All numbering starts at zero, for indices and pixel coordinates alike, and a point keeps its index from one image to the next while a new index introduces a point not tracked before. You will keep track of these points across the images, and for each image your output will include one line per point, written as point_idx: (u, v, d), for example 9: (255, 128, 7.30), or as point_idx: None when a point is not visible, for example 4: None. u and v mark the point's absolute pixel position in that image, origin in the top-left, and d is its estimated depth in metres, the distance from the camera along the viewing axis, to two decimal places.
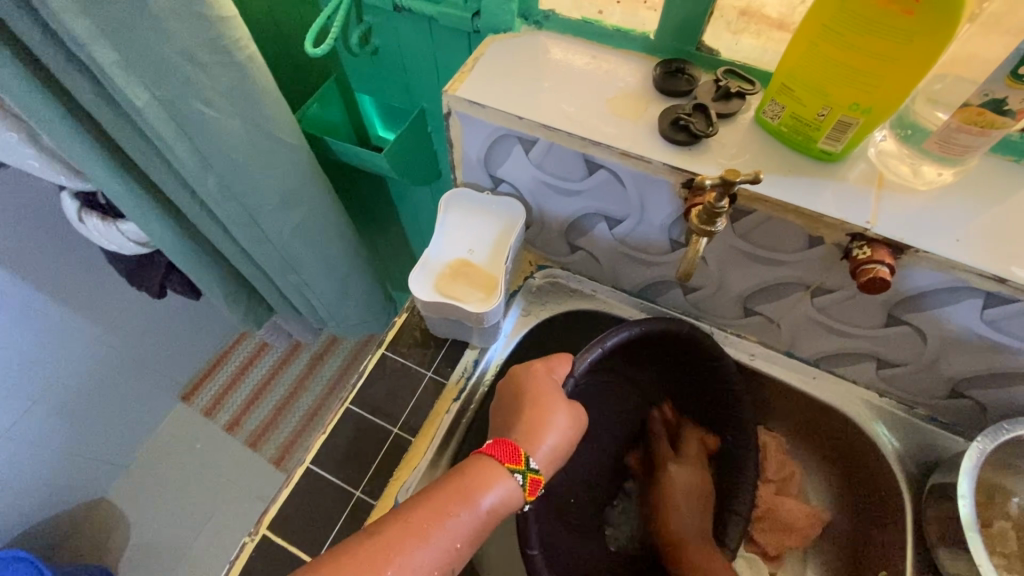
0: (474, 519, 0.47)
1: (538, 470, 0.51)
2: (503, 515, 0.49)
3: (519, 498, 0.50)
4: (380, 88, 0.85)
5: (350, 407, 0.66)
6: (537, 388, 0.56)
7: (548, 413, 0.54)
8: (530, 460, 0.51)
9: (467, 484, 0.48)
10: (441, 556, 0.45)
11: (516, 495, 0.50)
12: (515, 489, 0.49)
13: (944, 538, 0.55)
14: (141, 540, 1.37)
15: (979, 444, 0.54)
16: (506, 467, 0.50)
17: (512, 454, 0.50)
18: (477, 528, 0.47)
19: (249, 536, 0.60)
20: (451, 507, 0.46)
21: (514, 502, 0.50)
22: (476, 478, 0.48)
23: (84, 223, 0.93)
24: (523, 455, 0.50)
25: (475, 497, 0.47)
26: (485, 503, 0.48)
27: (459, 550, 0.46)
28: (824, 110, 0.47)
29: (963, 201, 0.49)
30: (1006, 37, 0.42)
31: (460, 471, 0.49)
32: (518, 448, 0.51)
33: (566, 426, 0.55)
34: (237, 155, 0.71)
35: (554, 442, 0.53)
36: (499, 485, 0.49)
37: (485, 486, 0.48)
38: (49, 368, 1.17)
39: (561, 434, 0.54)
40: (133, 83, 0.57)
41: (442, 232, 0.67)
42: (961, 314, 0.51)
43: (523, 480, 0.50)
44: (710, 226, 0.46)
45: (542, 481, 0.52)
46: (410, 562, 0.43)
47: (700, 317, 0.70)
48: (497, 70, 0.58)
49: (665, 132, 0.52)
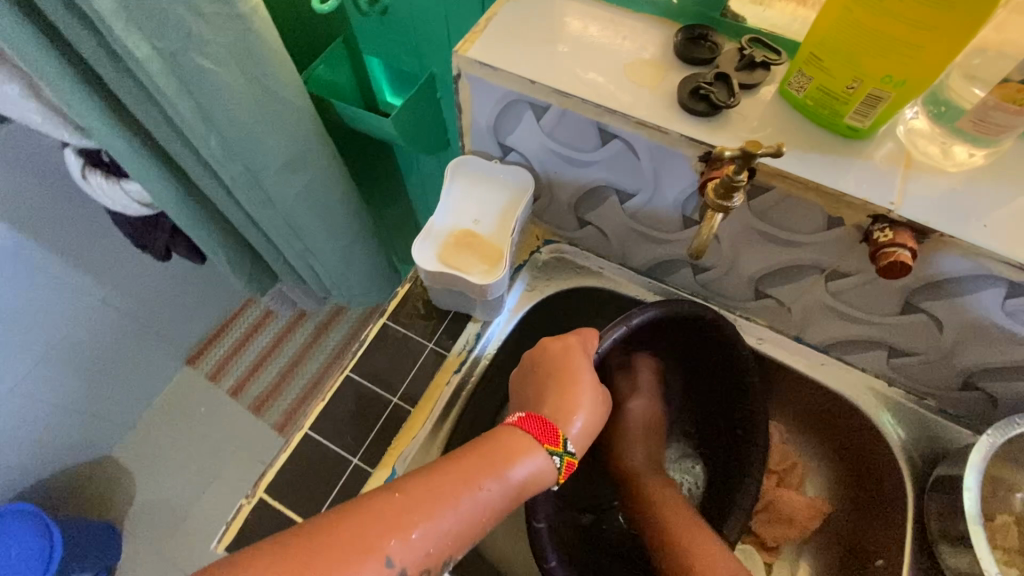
0: (503, 489, 0.46)
1: (573, 453, 0.51)
2: (532, 492, 0.48)
3: (551, 479, 0.50)
4: (390, 51, 0.83)
5: (350, 375, 0.65)
6: (551, 358, 0.56)
7: (585, 394, 0.54)
8: (568, 443, 0.51)
9: (500, 455, 0.47)
10: (467, 523, 0.44)
11: (547, 475, 0.49)
12: (551, 472, 0.49)
13: (945, 534, 0.54)
14: (146, 499, 1.40)
15: (988, 437, 0.53)
16: (544, 447, 0.49)
17: (552, 436, 0.50)
18: (503, 502, 0.46)
19: (246, 499, 0.60)
20: (482, 479, 0.45)
21: (543, 481, 0.49)
22: (511, 448, 0.48)
23: (87, 181, 0.91)
24: (561, 437, 0.51)
25: (505, 470, 0.46)
26: (515, 477, 0.47)
27: (484, 522, 0.45)
28: (854, 83, 0.44)
29: (996, 185, 0.46)
30: None
31: (493, 441, 0.48)
32: (555, 429, 0.51)
33: (602, 407, 0.56)
34: (241, 114, 0.69)
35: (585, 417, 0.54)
36: (533, 458, 0.48)
37: (517, 458, 0.47)
38: (54, 326, 1.18)
39: (597, 414, 0.55)
40: (132, 32, 0.55)
41: (448, 200, 0.65)
42: (983, 305, 0.49)
43: (560, 463, 0.50)
44: (727, 201, 0.44)
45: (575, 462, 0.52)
46: (435, 528, 0.42)
47: (709, 299, 0.68)
48: (511, 31, 0.55)
49: (684, 102, 0.50)
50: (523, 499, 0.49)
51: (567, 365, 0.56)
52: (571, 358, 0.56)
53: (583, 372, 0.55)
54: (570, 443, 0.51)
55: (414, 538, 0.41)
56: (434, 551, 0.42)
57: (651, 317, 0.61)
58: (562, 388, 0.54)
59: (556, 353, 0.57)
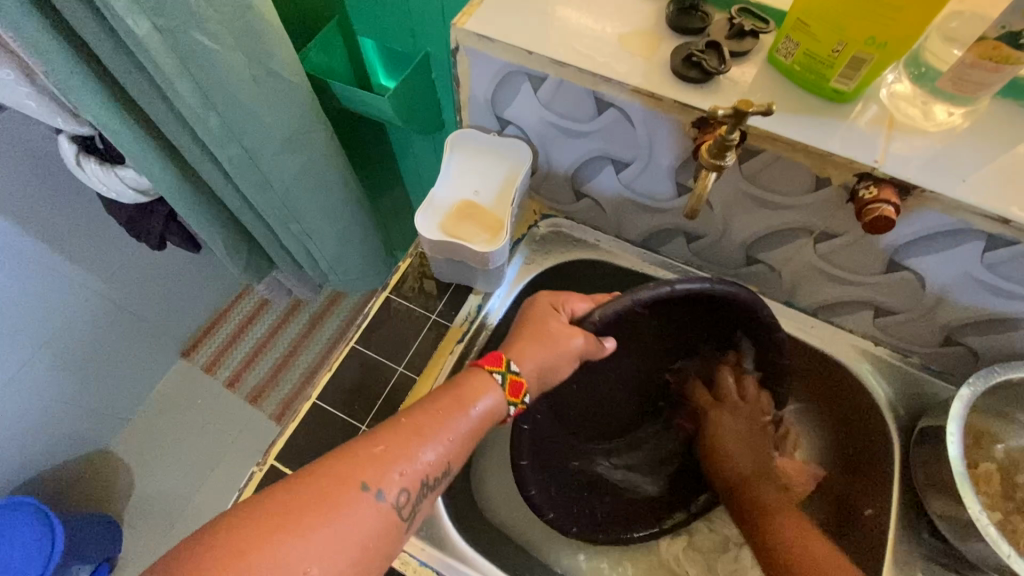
0: (461, 427, 0.48)
1: (519, 372, 0.52)
2: (489, 424, 0.50)
3: (502, 401, 0.51)
4: (385, 32, 0.83)
5: (355, 347, 0.67)
6: (521, 316, 0.57)
7: (558, 341, 0.54)
8: (511, 362, 0.52)
9: (451, 402, 0.48)
10: (435, 465, 0.46)
11: (500, 398, 0.51)
12: (498, 392, 0.50)
13: (930, 481, 0.57)
14: (147, 490, 1.41)
15: (970, 387, 0.55)
16: (485, 369, 0.51)
17: (494, 359, 0.52)
18: (467, 430, 0.48)
19: (257, 467, 0.61)
20: (444, 413, 0.47)
21: (498, 413, 0.51)
22: (462, 391, 0.49)
23: (83, 168, 0.91)
24: (503, 357, 0.52)
25: (465, 403, 0.49)
26: (474, 409, 0.49)
27: (454, 450, 0.47)
28: (839, 46, 0.46)
29: (973, 143, 0.49)
30: None
31: (443, 390, 0.50)
32: (499, 354, 0.52)
33: (573, 358, 0.55)
34: (239, 93, 0.70)
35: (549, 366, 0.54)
36: (484, 396, 0.50)
37: (468, 399, 0.49)
38: (50, 318, 1.17)
39: (567, 361, 0.55)
40: (132, 10, 0.56)
41: (448, 173, 0.67)
42: (962, 259, 0.52)
43: (504, 380, 0.51)
44: (719, 160, 0.46)
45: (524, 381, 0.52)
46: (407, 457, 0.45)
47: (704, 267, 0.70)
48: (507, 4, 0.56)
49: (677, 69, 0.52)
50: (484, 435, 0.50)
51: (538, 322, 0.55)
52: (544, 314, 0.56)
53: (549, 323, 0.55)
54: (514, 363, 0.52)
55: (387, 481, 0.43)
56: (408, 479, 0.44)
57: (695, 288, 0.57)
58: (534, 340, 0.54)
59: (535, 311, 0.57)
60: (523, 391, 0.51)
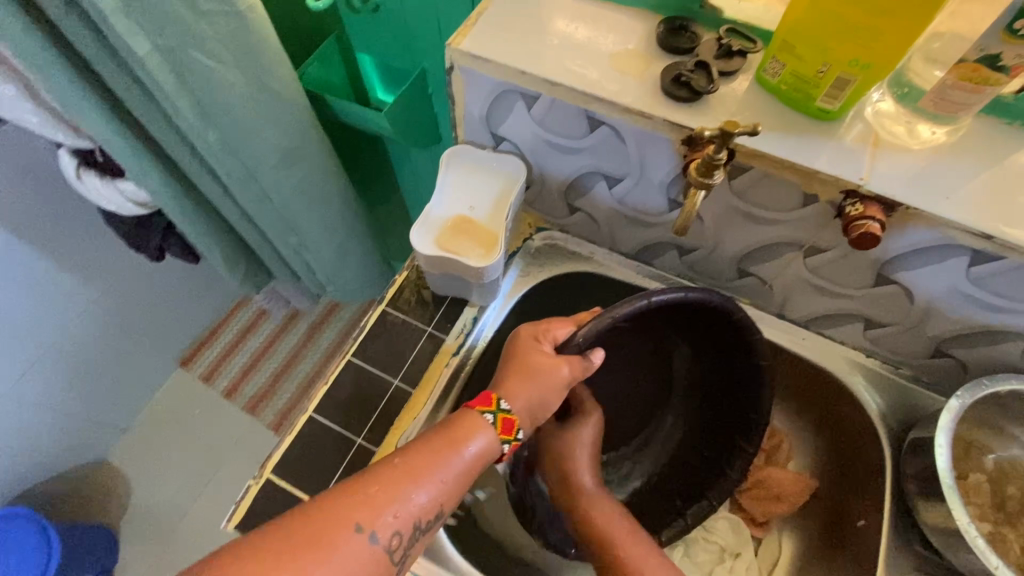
0: (454, 469, 0.48)
1: (510, 409, 0.52)
2: (483, 465, 0.50)
3: (495, 442, 0.50)
4: (381, 48, 0.85)
5: (351, 360, 0.68)
6: (509, 351, 0.57)
7: (545, 371, 0.54)
8: (502, 401, 0.52)
9: (445, 442, 0.48)
10: (427, 507, 0.46)
11: (495, 440, 0.50)
12: (491, 433, 0.50)
13: (921, 492, 0.57)
14: (143, 501, 1.41)
15: (958, 398, 0.56)
16: (476, 410, 0.51)
17: (484, 397, 0.52)
18: (461, 472, 0.48)
19: (254, 480, 0.62)
20: (439, 453, 0.47)
21: (492, 453, 0.51)
22: (456, 432, 0.49)
23: (82, 181, 0.92)
24: (493, 395, 0.52)
25: (459, 443, 0.49)
26: (468, 451, 0.49)
27: (448, 491, 0.47)
28: (823, 67, 0.47)
29: (956, 161, 0.50)
30: None
31: (437, 430, 0.49)
32: (489, 392, 0.53)
33: (559, 391, 0.55)
34: (238, 109, 0.71)
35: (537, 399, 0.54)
36: (478, 437, 0.49)
37: (463, 439, 0.49)
38: (48, 329, 1.18)
39: (554, 394, 0.55)
40: (133, 30, 0.57)
41: (443, 188, 0.68)
42: (947, 273, 0.52)
43: (495, 420, 0.51)
44: (707, 178, 0.47)
45: (516, 419, 0.52)
46: (399, 499, 0.45)
47: (696, 279, 0.71)
48: (501, 25, 0.58)
49: (667, 88, 0.53)
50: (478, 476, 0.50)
51: (524, 354, 0.56)
52: (528, 347, 0.56)
53: (533, 355, 0.55)
54: (505, 401, 0.52)
55: (381, 524, 0.44)
56: (400, 520, 0.44)
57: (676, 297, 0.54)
58: (522, 372, 0.54)
59: (518, 345, 0.57)
60: (515, 428, 0.51)
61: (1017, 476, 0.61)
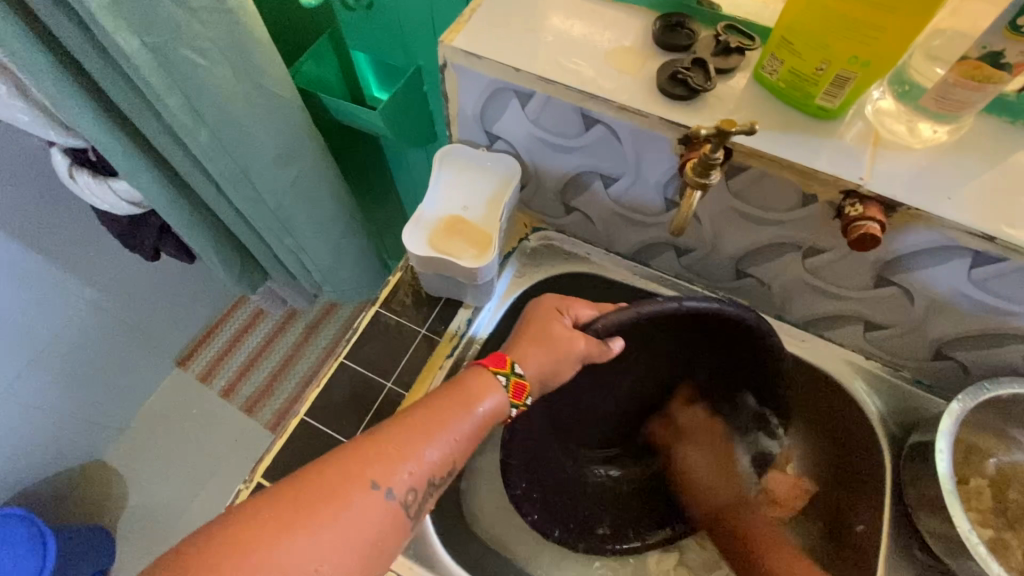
0: (466, 427, 0.47)
1: (523, 374, 0.50)
2: (495, 423, 0.49)
3: (506, 404, 0.49)
4: (376, 45, 0.84)
5: (344, 362, 0.67)
6: (527, 315, 0.56)
7: (560, 341, 0.53)
8: (516, 364, 0.51)
9: (456, 400, 0.47)
10: (441, 464, 0.45)
11: (506, 399, 0.49)
12: (502, 394, 0.49)
13: (920, 497, 0.56)
14: (139, 501, 1.40)
15: (959, 402, 0.55)
16: (490, 370, 0.50)
17: (498, 360, 0.51)
18: (474, 429, 0.47)
19: (245, 484, 0.61)
20: (451, 410, 0.47)
21: (505, 411, 0.50)
22: (468, 389, 0.48)
23: (75, 181, 0.91)
24: (507, 359, 0.51)
25: (471, 402, 0.48)
26: (481, 408, 0.48)
27: (461, 447, 0.47)
28: (823, 65, 0.46)
29: (957, 161, 0.49)
30: None
31: (449, 387, 0.48)
32: (504, 356, 0.51)
33: (576, 363, 0.54)
34: (230, 108, 0.70)
35: (551, 371, 0.52)
36: (490, 397, 0.49)
37: (475, 397, 0.48)
38: (44, 329, 1.17)
39: (571, 362, 0.53)
40: (121, 28, 0.56)
41: (437, 188, 0.67)
42: (949, 275, 0.52)
43: (507, 383, 0.50)
44: (705, 178, 0.46)
45: (528, 385, 0.51)
46: (413, 455, 0.44)
47: (694, 280, 0.70)
48: (495, 22, 0.57)
49: (663, 86, 0.52)
50: (491, 433, 0.50)
51: (542, 322, 0.54)
52: (547, 315, 0.55)
53: (551, 323, 0.54)
54: (519, 365, 0.51)
55: (394, 481, 0.43)
56: (415, 476, 0.44)
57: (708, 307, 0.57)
58: (535, 339, 0.53)
59: (536, 311, 0.56)
60: (526, 393, 0.50)
61: (1018, 480, 0.60)
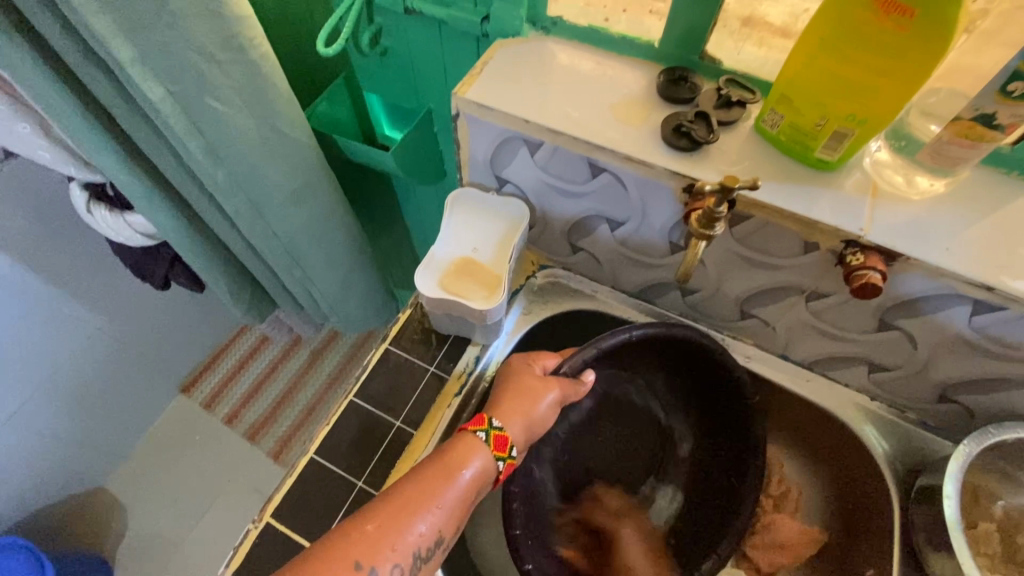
0: (451, 495, 0.47)
1: (501, 427, 0.51)
2: (480, 489, 0.50)
3: (492, 465, 0.50)
4: (388, 87, 0.86)
5: (353, 400, 0.67)
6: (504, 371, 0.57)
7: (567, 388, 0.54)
8: (493, 418, 0.51)
9: (438, 471, 0.48)
10: (428, 536, 0.46)
11: (489, 461, 0.50)
12: (486, 452, 0.50)
13: (930, 545, 0.56)
14: (139, 532, 1.38)
15: (966, 447, 0.55)
16: (469, 431, 0.51)
17: (476, 419, 0.51)
18: (458, 498, 0.48)
19: (253, 523, 0.61)
20: (434, 483, 0.47)
21: (487, 475, 0.50)
22: (447, 458, 0.49)
23: (92, 214, 0.94)
24: (485, 415, 0.52)
25: (454, 471, 0.48)
26: (462, 477, 0.48)
27: (447, 517, 0.47)
28: (822, 120, 0.48)
29: (956, 211, 0.50)
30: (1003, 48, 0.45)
31: (431, 458, 0.49)
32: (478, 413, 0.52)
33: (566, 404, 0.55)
34: (248, 152, 0.72)
35: (531, 416, 0.53)
36: (473, 460, 0.49)
37: (457, 466, 0.48)
38: (53, 355, 1.18)
39: (549, 412, 0.55)
40: (148, 78, 0.59)
41: (448, 230, 0.68)
42: (951, 322, 0.52)
43: (487, 438, 0.50)
44: (708, 230, 0.49)
45: (508, 436, 0.52)
46: (398, 530, 0.45)
47: (698, 319, 0.71)
48: (504, 74, 0.59)
49: (668, 138, 0.54)
50: (474, 500, 0.50)
51: (518, 376, 0.56)
52: (520, 370, 0.57)
53: (528, 376, 0.56)
54: (496, 419, 0.52)
55: (381, 559, 0.43)
56: (399, 551, 0.44)
57: (626, 337, 0.61)
58: (512, 392, 0.54)
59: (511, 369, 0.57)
60: (508, 444, 0.51)
61: None
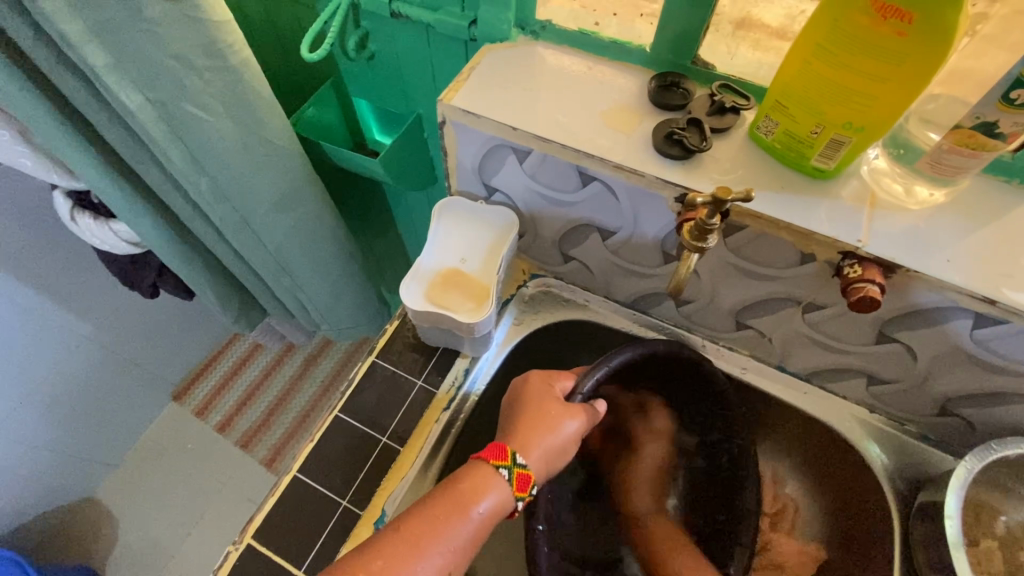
0: (462, 532, 0.45)
1: (525, 464, 0.50)
2: (493, 525, 0.47)
3: (510, 503, 0.48)
4: (376, 92, 0.85)
5: (338, 416, 0.66)
6: (522, 392, 0.55)
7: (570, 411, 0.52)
8: (517, 455, 0.50)
9: (447, 506, 0.46)
10: None
11: (506, 496, 0.48)
12: (504, 488, 0.48)
13: (930, 565, 0.54)
14: (129, 542, 1.36)
15: (967, 464, 0.54)
16: (490, 464, 0.48)
17: (499, 452, 0.49)
18: (469, 536, 0.46)
19: (233, 545, 0.59)
20: (445, 518, 0.45)
21: (502, 509, 0.48)
22: (458, 491, 0.46)
23: (77, 222, 0.92)
24: (508, 449, 0.50)
25: (466, 505, 0.46)
26: (475, 513, 0.46)
27: (457, 557, 0.45)
28: (817, 128, 0.46)
29: (957, 221, 0.49)
30: (1005, 53, 0.43)
31: (442, 490, 0.47)
32: (502, 445, 0.50)
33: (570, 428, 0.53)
34: (230, 160, 0.70)
35: (550, 448, 0.51)
36: (488, 496, 0.47)
37: (469, 501, 0.46)
38: (40, 364, 1.16)
39: (569, 442, 0.53)
40: (124, 85, 0.57)
41: (435, 240, 0.67)
42: (953, 336, 0.51)
43: (510, 476, 0.48)
44: (701, 242, 0.47)
45: (532, 475, 0.50)
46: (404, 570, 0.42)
47: (693, 329, 0.70)
48: (492, 80, 0.58)
49: (659, 146, 0.52)
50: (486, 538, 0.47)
51: (540, 402, 0.54)
52: (541, 394, 0.54)
53: (546, 403, 0.54)
54: (520, 455, 0.50)
55: None
56: None
57: (629, 357, 0.59)
58: (534, 421, 0.52)
59: (529, 391, 0.55)
60: (531, 484, 0.49)
61: None
